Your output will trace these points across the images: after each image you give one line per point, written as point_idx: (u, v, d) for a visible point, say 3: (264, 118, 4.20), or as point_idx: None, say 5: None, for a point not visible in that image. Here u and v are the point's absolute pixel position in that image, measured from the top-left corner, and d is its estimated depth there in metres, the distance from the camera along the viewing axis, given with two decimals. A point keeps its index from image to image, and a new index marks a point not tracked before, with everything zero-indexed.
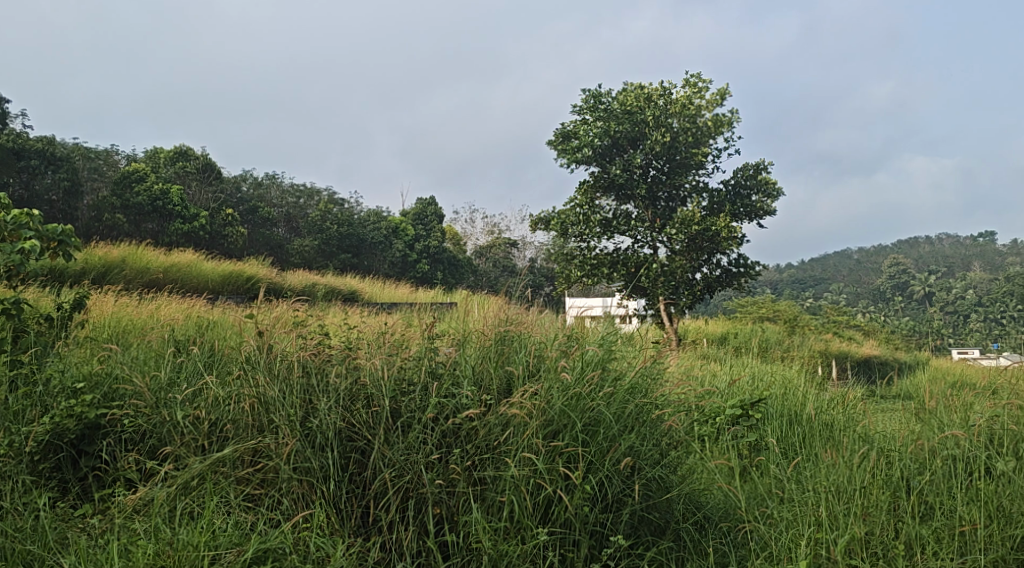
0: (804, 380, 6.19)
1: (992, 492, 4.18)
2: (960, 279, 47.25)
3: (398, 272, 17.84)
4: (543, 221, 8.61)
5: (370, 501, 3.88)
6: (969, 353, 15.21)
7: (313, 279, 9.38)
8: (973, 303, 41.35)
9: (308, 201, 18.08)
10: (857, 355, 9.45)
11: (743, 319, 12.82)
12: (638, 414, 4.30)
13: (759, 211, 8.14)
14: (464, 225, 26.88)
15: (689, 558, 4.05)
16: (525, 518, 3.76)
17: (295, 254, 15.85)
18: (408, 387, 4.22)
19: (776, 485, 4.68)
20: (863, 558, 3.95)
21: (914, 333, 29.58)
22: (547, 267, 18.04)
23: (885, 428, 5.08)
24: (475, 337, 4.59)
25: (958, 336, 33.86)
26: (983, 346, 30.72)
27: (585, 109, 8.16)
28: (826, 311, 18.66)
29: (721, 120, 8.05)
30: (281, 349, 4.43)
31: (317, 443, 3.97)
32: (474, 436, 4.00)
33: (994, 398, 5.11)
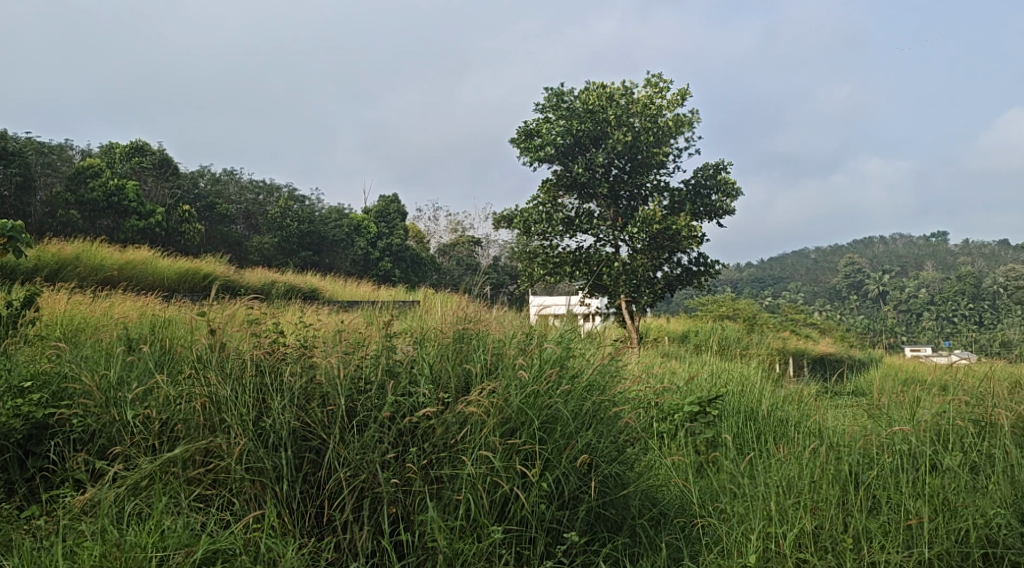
0: (760, 377, 6.26)
1: (938, 486, 4.26)
2: (916, 279, 48.31)
3: (360, 270, 17.70)
4: (505, 219, 8.61)
5: (324, 501, 3.85)
6: (917, 350, 15.55)
7: (271, 276, 9.29)
8: (926, 303, 42.31)
9: (268, 197, 17.86)
10: (812, 352, 9.60)
11: (702, 317, 12.95)
12: (595, 411, 4.32)
13: (718, 211, 8.22)
14: (428, 223, 26.87)
15: (644, 554, 4.06)
16: (481, 517, 3.75)
17: (254, 252, 15.81)
18: (364, 386, 4.18)
19: (731, 481, 4.73)
20: (813, 551, 4.00)
21: (869, 332, 30.15)
22: (511, 265, 18.08)
23: (837, 424, 5.16)
24: (433, 336, 4.57)
25: (912, 335, 34.66)
26: (936, 344, 31.47)
27: (547, 107, 8.16)
28: (784, 309, 18.97)
29: (682, 120, 8.11)
30: (235, 348, 4.37)
31: (270, 443, 3.92)
32: (431, 435, 3.98)
33: (942, 394, 5.23)
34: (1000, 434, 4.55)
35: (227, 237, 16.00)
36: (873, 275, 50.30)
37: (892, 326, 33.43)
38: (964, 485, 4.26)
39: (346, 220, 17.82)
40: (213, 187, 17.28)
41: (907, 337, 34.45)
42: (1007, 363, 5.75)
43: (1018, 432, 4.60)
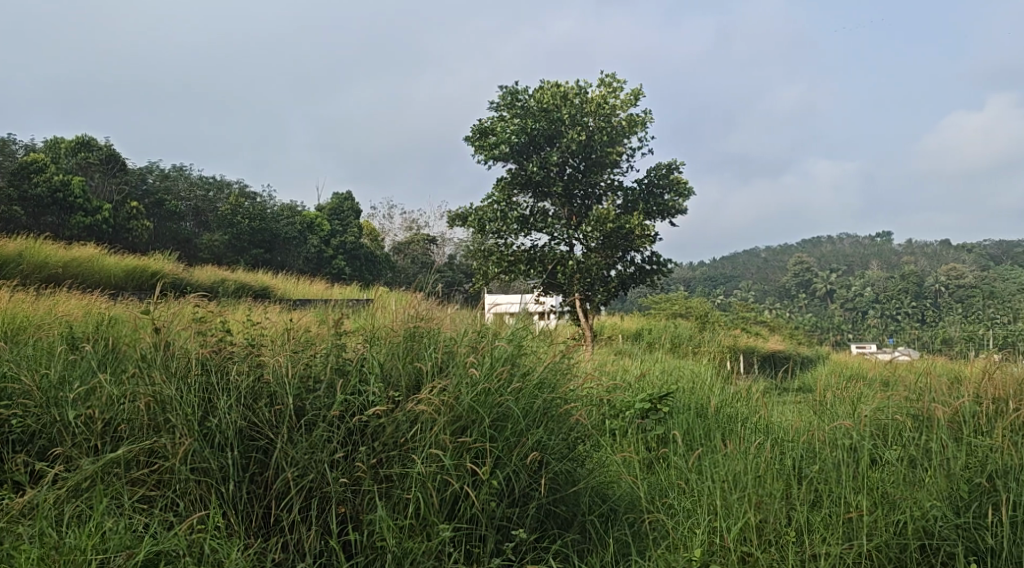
0: (710, 374, 6.35)
1: (877, 480, 4.37)
2: (867, 278, 49.51)
3: (313, 269, 17.49)
4: (460, 217, 8.60)
5: (271, 501, 3.79)
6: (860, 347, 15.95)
7: (221, 274, 9.15)
8: (875, 301, 43.37)
9: (217, 194, 17.63)
10: (762, 350, 9.79)
11: (655, 316, 13.08)
12: (546, 409, 4.35)
13: (671, 211, 8.32)
14: (383, 221, 26.74)
15: (593, 550, 4.08)
16: (431, 515, 3.73)
17: (203, 250, 15.71)
18: (313, 385, 4.13)
19: (679, 477, 4.79)
20: (756, 544, 4.07)
21: (817, 330, 30.81)
22: (468, 264, 18.08)
23: (783, 421, 5.29)
24: (384, 334, 4.55)
25: (861, 333, 35.52)
26: (880, 341, 32.32)
27: (502, 106, 8.17)
28: (736, 307, 19.27)
29: (636, 120, 8.20)
30: (180, 347, 4.28)
31: (216, 443, 3.85)
32: (381, 434, 3.95)
33: (884, 390, 5.40)
34: (936, 429, 4.69)
35: (176, 235, 15.76)
36: (826, 275, 51.35)
37: (840, 325, 34.21)
38: (902, 478, 4.37)
39: (300, 217, 17.60)
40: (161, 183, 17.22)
41: (855, 335, 35.31)
42: (947, 360, 5.91)
43: (954, 426, 4.73)
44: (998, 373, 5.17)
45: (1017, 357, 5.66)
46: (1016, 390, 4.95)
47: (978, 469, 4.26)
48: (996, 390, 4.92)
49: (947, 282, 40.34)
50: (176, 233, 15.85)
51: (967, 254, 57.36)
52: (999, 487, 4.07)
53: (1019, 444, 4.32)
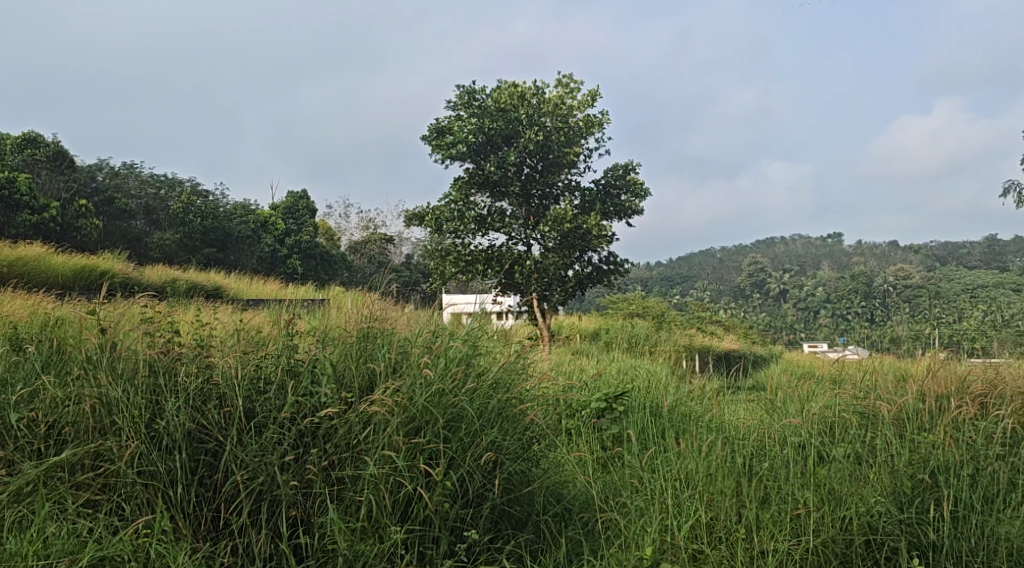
0: (665, 374, 6.40)
1: (825, 477, 4.43)
2: (822, 278, 50.49)
3: (267, 268, 17.27)
4: (417, 216, 8.56)
5: (221, 505, 3.70)
6: (810, 346, 16.26)
7: (172, 274, 8.99)
8: (828, 300, 44.29)
9: (169, 193, 17.32)
10: (717, 350, 9.92)
11: (611, 316, 13.15)
12: (500, 409, 4.33)
13: (628, 211, 8.39)
14: (338, 221, 26.56)
15: (547, 550, 4.07)
16: (383, 517, 3.69)
17: (155, 249, 15.44)
18: (264, 387, 4.03)
19: (632, 476, 4.82)
20: (706, 542, 4.12)
21: (770, 329, 31.36)
22: (425, 263, 18.03)
23: (735, 419, 5.38)
24: (338, 335, 4.49)
25: (812, 332, 36.34)
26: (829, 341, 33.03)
27: (460, 105, 8.15)
28: (691, 306, 19.50)
29: (592, 121, 8.25)
30: (127, 348, 4.15)
31: (163, 446, 3.74)
32: (333, 436, 3.88)
33: (833, 388, 5.51)
34: (881, 426, 4.79)
35: (127, 233, 15.42)
36: (782, 275, 52.23)
37: (792, 325, 34.90)
38: (849, 473, 4.44)
39: (253, 216, 17.34)
40: (112, 181, 16.88)
41: (809, 334, 35.99)
42: (894, 359, 6.03)
43: (898, 423, 4.84)
44: (941, 371, 5.30)
45: (960, 356, 5.81)
46: (958, 387, 5.08)
47: (921, 465, 4.36)
48: (939, 387, 5.03)
49: (896, 282, 41.38)
50: (127, 232, 15.53)
51: (919, 254, 58.83)
52: (940, 482, 4.18)
53: (960, 441, 4.44)
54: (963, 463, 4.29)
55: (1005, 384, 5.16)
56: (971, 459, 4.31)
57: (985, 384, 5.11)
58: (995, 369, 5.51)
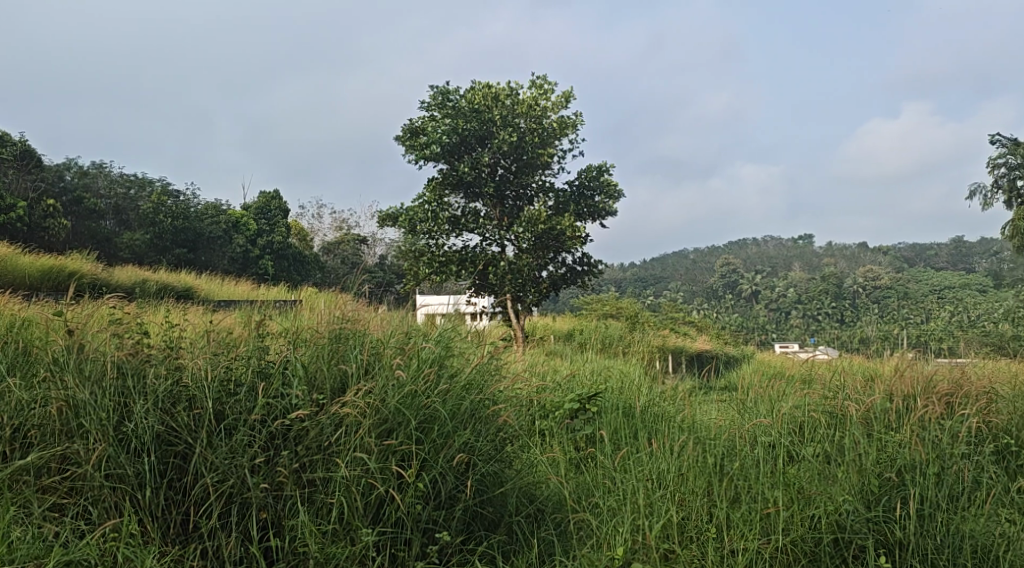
0: (638, 375, 6.43)
1: (795, 476, 4.48)
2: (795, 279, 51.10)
3: (239, 269, 17.10)
4: (391, 217, 8.53)
5: (190, 508, 3.64)
6: (781, 347, 16.44)
7: (141, 274, 8.89)
8: (800, 301, 44.81)
9: (139, 192, 17.11)
10: (690, 350, 10.00)
11: (586, 317, 13.21)
12: (473, 410, 4.31)
13: (601, 212, 8.43)
14: (311, 221, 26.40)
15: (519, 551, 4.07)
16: (355, 519, 3.66)
17: (124, 249, 15.21)
18: (234, 388, 3.97)
19: (605, 476, 4.83)
20: (677, 542, 4.13)
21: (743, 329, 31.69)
22: (399, 264, 17.97)
23: (706, 419, 5.42)
24: (309, 335, 4.44)
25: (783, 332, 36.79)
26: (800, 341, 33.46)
27: (433, 105, 8.12)
28: (664, 307, 19.62)
29: (566, 122, 8.27)
30: (95, 350, 4.08)
31: (132, 448, 3.68)
32: (304, 437, 3.83)
33: (802, 387, 5.58)
34: (848, 425, 4.86)
35: (96, 234, 15.20)
36: (756, 276, 52.78)
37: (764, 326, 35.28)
38: (818, 473, 4.49)
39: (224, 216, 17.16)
40: (81, 180, 16.61)
41: (781, 335, 36.39)
42: (863, 359, 6.10)
43: (866, 422, 4.91)
44: (909, 371, 5.38)
45: (928, 356, 5.89)
46: (925, 387, 5.15)
47: (888, 464, 4.42)
48: (905, 387, 5.11)
49: (866, 282, 42.01)
50: (96, 232, 15.30)
51: (890, 256, 59.75)
52: (906, 481, 4.24)
53: (926, 441, 4.51)
54: (929, 462, 4.36)
55: (969, 383, 5.25)
56: (936, 457, 4.37)
57: (951, 384, 5.18)
58: (961, 369, 5.60)
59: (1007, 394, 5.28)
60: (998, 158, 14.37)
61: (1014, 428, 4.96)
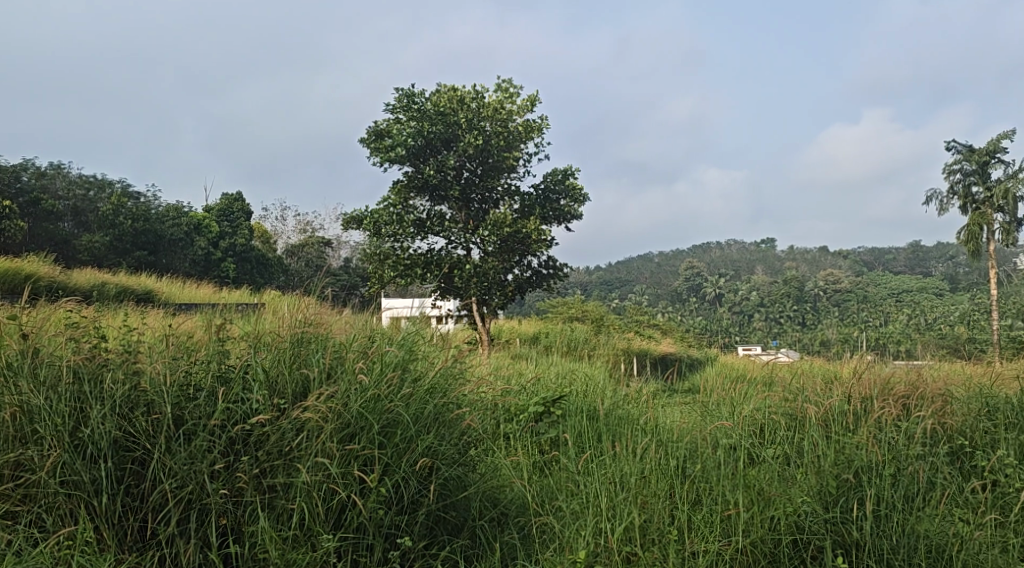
0: (603, 378, 6.47)
1: (755, 478, 4.51)
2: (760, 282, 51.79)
3: (201, 271, 16.92)
4: (356, 220, 8.47)
5: (148, 514, 3.55)
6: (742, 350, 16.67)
7: (98, 277, 8.71)
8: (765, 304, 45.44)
9: (98, 194, 16.79)
10: (655, 353, 10.09)
11: (552, 320, 13.26)
12: (436, 414, 4.27)
13: (567, 215, 8.47)
14: (275, 223, 26.15)
15: (482, 555, 4.05)
16: (316, 525, 3.61)
17: (83, 251, 14.88)
18: (193, 393, 3.87)
19: (569, 480, 4.83)
20: (639, 544, 4.12)
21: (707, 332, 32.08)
22: (365, 267, 17.89)
23: (669, 421, 5.46)
24: (271, 339, 4.33)
25: (748, 334, 37.35)
26: (764, 343, 33.98)
27: (398, 108, 8.08)
28: (629, 310, 19.78)
29: (532, 126, 8.29)
30: (51, 354, 3.95)
31: (88, 454, 3.57)
32: (265, 442, 3.75)
33: (762, 390, 5.65)
34: (808, 427, 4.93)
35: (53, 235, 14.87)
36: (722, 279, 53.43)
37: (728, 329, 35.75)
38: (778, 475, 4.54)
39: (186, 218, 16.92)
40: (38, 181, 16.23)
41: (745, 337, 36.85)
42: (823, 361, 6.20)
43: (825, 424, 4.98)
44: (867, 373, 5.47)
45: (886, 358, 6.00)
46: (882, 389, 5.24)
47: (846, 465, 4.45)
48: (863, 389, 5.20)
49: (828, 286, 42.80)
50: (53, 234, 14.97)
51: (852, 260, 60.88)
52: (863, 481, 4.29)
53: (882, 442, 4.59)
54: (885, 463, 4.43)
55: (925, 385, 5.36)
56: (892, 459, 4.45)
57: (908, 386, 5.29)
58: (917, 371, 5.71)
59: (961, 396, 5.39)
60: (954, 165, 14.71)
61: (968, 429, 5.06)
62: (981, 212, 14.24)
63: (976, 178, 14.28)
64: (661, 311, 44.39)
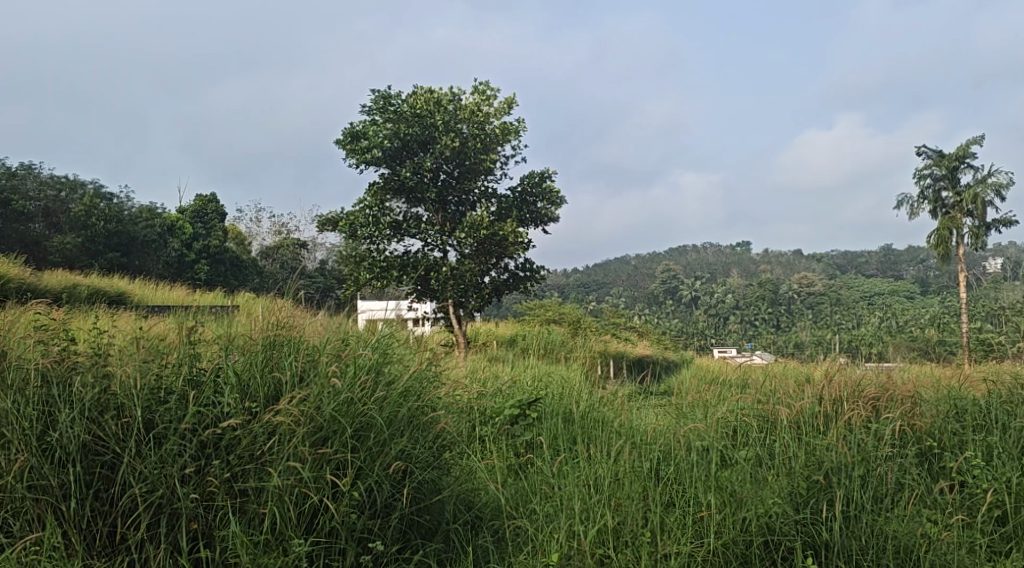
0: (579, 380, 6.48)
1: (727, 480, 4.50)
2: (738, 284, 52.22)
3: (173, 274, 16.99)
4: (332, 221, 8.43)
5: (117, 519, 3.49)
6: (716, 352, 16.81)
7: (67, 279, 8.59)
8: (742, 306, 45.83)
9: (70, 194, 16.55)
10: (631, 355, 10.14)
11: (529, 322, 13.31)
12: (410, 417, 4.23)
13: (544, 218, 8.49)
14: (250, 224, 26.00)
15: (456, 559, 4.04)
16: (288, 529, 3.56)
17: (54, 253, 14.65)
18: (164, 396, 3.79)
19: (543, 483, 4.82)
20: (612, 547, 4.10)
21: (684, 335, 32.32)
22: (341, 269, 17.86)
23: (643, 423, 5.49)
24: (243, 342, 4.26)
25: (726, 336, 37.61)
26: (741, 345, 34.28)
27: (375, 109, 8.04)
28: (604, 313, 19.88)
29: (509, 128, 8.30)
30: (18, 357, 3.87)
31: (56, 458, 3.50)
32: (236, 446, 3.69)
33: (735, 392, 5.69)
34: (779, 430, 4.98)
35: (24, 236, 14.64)
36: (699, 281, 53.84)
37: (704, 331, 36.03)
38: (750, 478, 4.50)
39: (160, 219, 16.73)
40: (8, 181, 15.97)
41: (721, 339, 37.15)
42: (796, 363, 6.25)
43: (797, 427, 5.03)
44: (839, 376, 5.53)
45: (857, 361, 6.07)
46: (853, 391, 5.30)
47: (816, 467, 4.50)
48: (836, 391, 5.25)
49: (800, 291, 43.43)
50: (23, 235, 14.73)
51: (829, 262, 61.54)
52: (833, 483, 4.32)
53: (852, 444, 4.63)
54: (854, 464, 4.46)
55: (895, 387, 5.42)
56: (861, 460, 4.48)
57: (878, 389, 5.35)
58: (888, 373, 5.78)
59: (930, 398, 5.46)
60: (925, 170, 14.93)
61: (937, 431, 5.09)
62: (950, 216, 14.45)
63: (947, 183, 14.48)
64: (641, 313, 44.56)
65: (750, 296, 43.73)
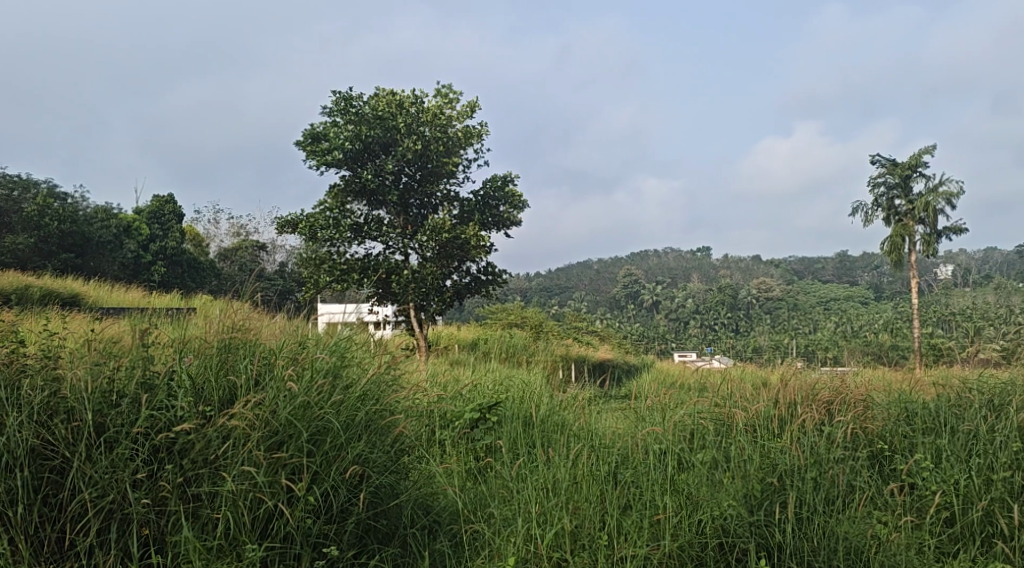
0: (539, 384, 6.49)
1: (683, 483, 4.56)
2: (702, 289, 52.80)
3: (129, 275, 16.62)
4: (291, 223, 8.35)
5: (66, 525, 3.40)
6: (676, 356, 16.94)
7: (16, 280, 8.37)
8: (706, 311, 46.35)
9: (23, 193, 16.14)
10: (592, 359, 10.19)
11: (491, 326, 13.31)
12: (367, 421, 4.19)
13: (507, 221, 8.51)
14: (210, 226, 25.62)
15: (412, 564, 4.00)
16: (242, 535, 3.49)
17: (5, 253, 14.26)
18: (116, 399, 3.70)
19: (503, 486, 4.80)
20: (569, 550, 4.10)
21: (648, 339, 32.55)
22: (301, 272, 17.70)
23: (602, 427, 5.51)
24: (197, 344, 4.17)
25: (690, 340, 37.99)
26: (703, 350, 34.65)
27: (336, 111, 7.98)
28: (566, 316, 19.96)
29: (472, 132, 8.31)
30: None
31: (1, 463, 3.39)
32: (190, 451, 3.61)
33: (691, 396, 5.75)
34: (735, 433, 5.03)
35: None
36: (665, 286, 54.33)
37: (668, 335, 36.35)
38: (707, 480, 4.54)
39: (115, 219, 16.42)
40: None
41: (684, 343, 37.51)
42: (754, 367, 6.34)
43: (752, 430, 5.10)
44: (794, 380, 5.62)
45: (812, 365, 6.18)
46: (807, 395, 5.39)
47: (770, 469, 4.56)
48: (791, 395, 5.33)
49: (761, 296, 44.10)
50: None
51: (792, 268, 62.56)
52: (787, 485, 4.37)
53: (805, 446, 4.70)
54: (806, 467, 4.52)
55: (848, 390, 5.53)
56: (813, 462, 4.55)
57: (831, 392, 5.44)
58: (841, 377, 5.89)
59: (881, 401, 5.57)
60: (880, 178, 15.25)
61: (888, 434, 5.20)
62: (904, 224, 14.78)
63: (901, 192, 14.82)
64: (606, 317, 44.78)
65: (712, 301, 44.26)
